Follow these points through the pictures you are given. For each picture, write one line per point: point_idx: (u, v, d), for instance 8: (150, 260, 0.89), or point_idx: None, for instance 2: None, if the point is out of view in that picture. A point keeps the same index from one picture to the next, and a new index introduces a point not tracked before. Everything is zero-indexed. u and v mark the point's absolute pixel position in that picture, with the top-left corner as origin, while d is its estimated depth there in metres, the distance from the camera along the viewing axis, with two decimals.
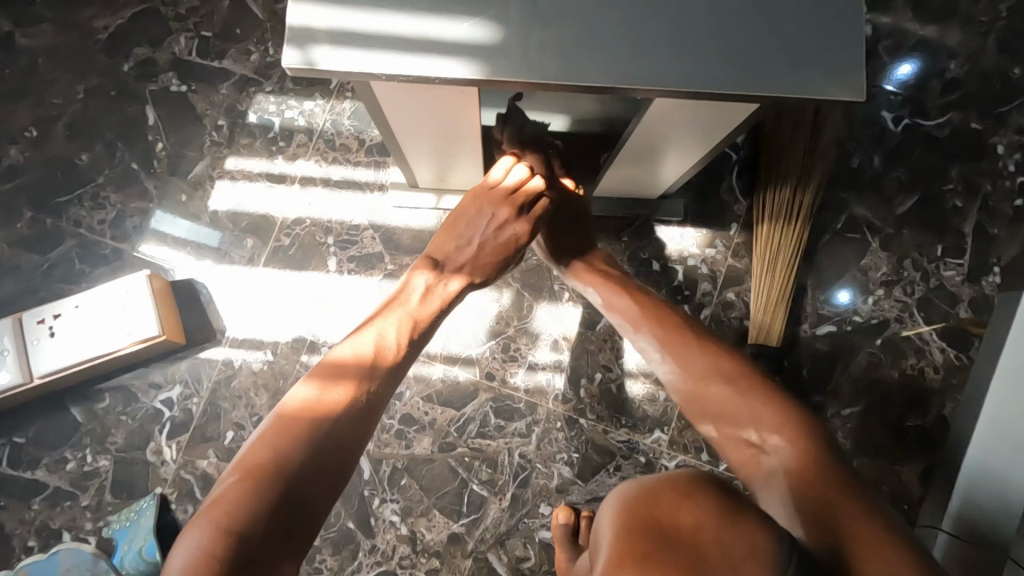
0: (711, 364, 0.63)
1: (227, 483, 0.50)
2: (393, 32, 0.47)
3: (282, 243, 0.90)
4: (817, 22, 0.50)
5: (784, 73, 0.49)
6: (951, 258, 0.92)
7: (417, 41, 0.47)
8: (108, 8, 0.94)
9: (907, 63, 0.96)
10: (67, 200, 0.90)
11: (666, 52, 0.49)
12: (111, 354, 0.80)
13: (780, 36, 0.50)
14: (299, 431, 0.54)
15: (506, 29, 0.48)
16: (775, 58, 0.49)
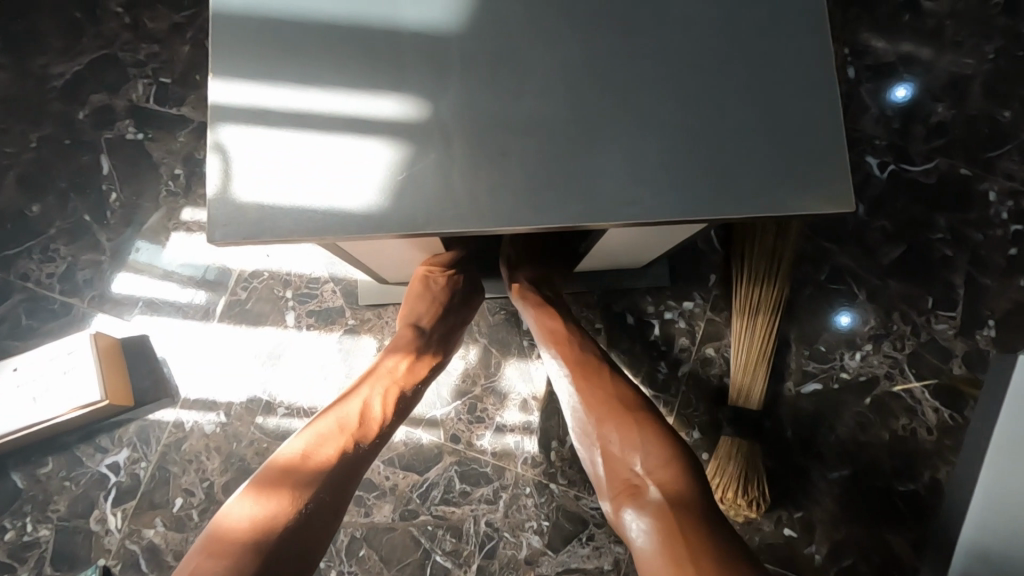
0: (615, 403, 0.63)
1: (195, 562, 0.48)
2: (313, 113, 0.45)
3: (238, 297, 0.86)
4: (785, 123, 0.48)
5: (745, 171, 0.47)
6: (942, 310, 0.87)
7: (348, 123, 0.45)
8: (66, 55, 0.91)
9: (902, 87, 0.93)
10: (16, 252, 0.86)
11: (607, 135, 0.47)
12: (52, 421, 0.76)
13: (746, 130, 0.48)
14: (277, 500, 0.52)
15: (443, 111, 0.45)
16: (738, 157, 0.47)
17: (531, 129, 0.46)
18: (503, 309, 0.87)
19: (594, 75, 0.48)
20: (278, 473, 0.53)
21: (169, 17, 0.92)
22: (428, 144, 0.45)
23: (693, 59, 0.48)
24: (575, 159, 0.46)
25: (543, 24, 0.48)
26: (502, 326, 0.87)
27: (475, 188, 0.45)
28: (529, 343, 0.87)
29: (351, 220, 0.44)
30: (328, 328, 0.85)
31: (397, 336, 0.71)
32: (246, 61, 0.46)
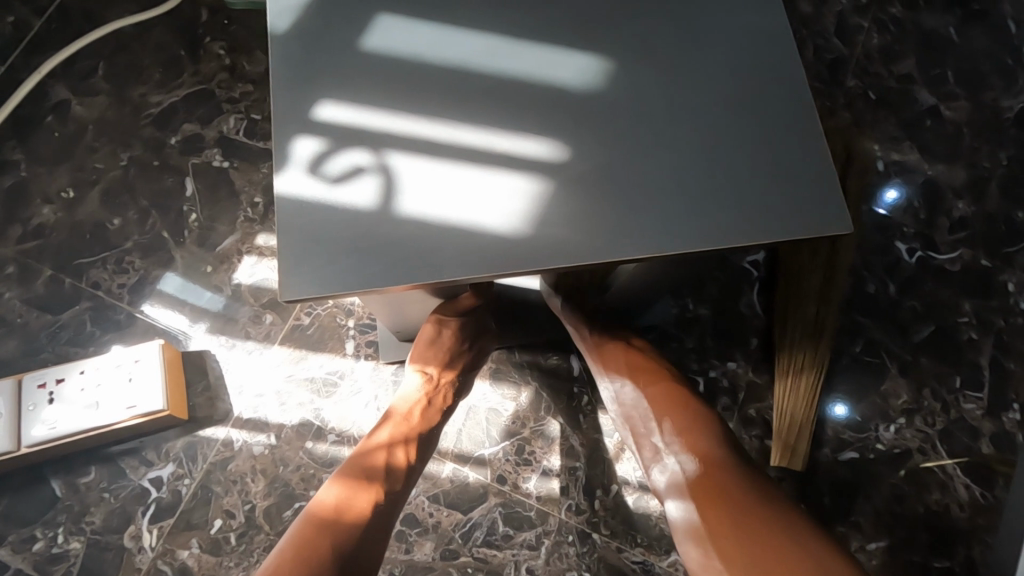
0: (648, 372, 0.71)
1: None
2: (460, 144, 0.47)
3: (301, 321, 0.88)
4: (800, 180, 0.48)
5: (752, 222, 0.47)
6: (970, 391, 0.92)
7: (406, 137, 0.47)
8: (163, 86, 0.98)
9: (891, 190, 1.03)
10: (90, 262, 0.89)
11: (719, 185, 0.48)
12: (110, 427, 0.76)
13: (765, 185, 0.48)
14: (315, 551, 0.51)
15: (496, 136, 0.47)
16: (749, 207, 0.48)
17: (660, 177, 0.48)
18: (554, 356, 0.90)
19: (715, 133, 0.49)
20: (310, 533, 0.53)
21: (265, 62, 1.00)
22: (567, 185, 0.47)
23: (805, 120, 0.50)
24: (692, 206, 0.47)
25: (672, 78, 0.50)
26: (553, 372, 0.89)
27: (601, 225, 0.46)
28: (579, 390, 0.88)
29: (487, 243, 0.45)
30: (386, 362, 0.87)
31: (413, 357, 0.68)
32: (325, 70, 0.48)
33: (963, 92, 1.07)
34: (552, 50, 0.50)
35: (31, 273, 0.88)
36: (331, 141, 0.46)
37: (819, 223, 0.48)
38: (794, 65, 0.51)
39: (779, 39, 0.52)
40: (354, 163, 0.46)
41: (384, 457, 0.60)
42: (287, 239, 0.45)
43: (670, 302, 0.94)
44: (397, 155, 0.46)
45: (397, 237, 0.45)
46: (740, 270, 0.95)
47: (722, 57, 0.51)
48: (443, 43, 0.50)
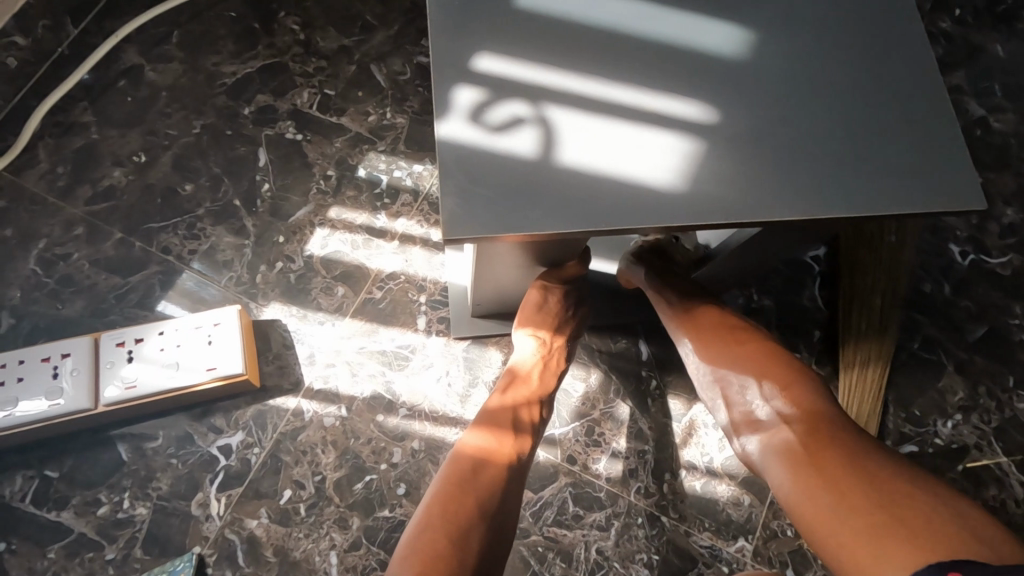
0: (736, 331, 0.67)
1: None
2: (614, 101, 0.48)
3: (373, 295, 0.88)
4: (937, 152, 0.50)
5: (894, 190, 0.49)
6: (1023, 390, 0.94)
7: (563, 91, 0.48)
8: (238, 58, 0.98)
9: None
10: (161, 226, 0.88)
11: (859, 154, 0.49)
12: (189, 389, 0.75)
13: (904, 156, 0.50)
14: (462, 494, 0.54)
15: (649, 95, 0.48)
16: (891, 176, 0.49)
17: (804, 142, 0.49)
18: (623, 339, 0.90)
19: (854, 105, 0.51)
20: (454, 487, 0.54)
21: (339, 39, 1.01)
22: (717, 145, 0.48)
23: (938, 98, 0.52)
24: (835, 173, 0.49)
25: (812, 52, 0.52)
26: (622, 355, 0.90)
27: (750, 186, 0.48)
28: (647, 374, 0.89)
29: (644, 196, 0.46)
30: (459, 338, 0.86)
31: (522, 322, 0.70)
32: (481, 26, 0.49)
33: (1010, 105, 1.11)
34: (696, 19, 0.51)
35: (101, 235, 0.87)
36: (489, 91, 0.47)
37: (957, 193, 0.49)
38: (924, 46, 0.53)
39: (908, 20, 0.54)
40: (513, 113, 0.47)
41: (512, 414, 0.63)
42: (451, 182, 0.45)
43: (732, 293, 0.96)
44: (555, 108, 0.47)
45: (558, 186, 0.46)
46: (801, 264, 0.97)
47: (855, 35, 0.53)
48: (594, 6, 0.51)
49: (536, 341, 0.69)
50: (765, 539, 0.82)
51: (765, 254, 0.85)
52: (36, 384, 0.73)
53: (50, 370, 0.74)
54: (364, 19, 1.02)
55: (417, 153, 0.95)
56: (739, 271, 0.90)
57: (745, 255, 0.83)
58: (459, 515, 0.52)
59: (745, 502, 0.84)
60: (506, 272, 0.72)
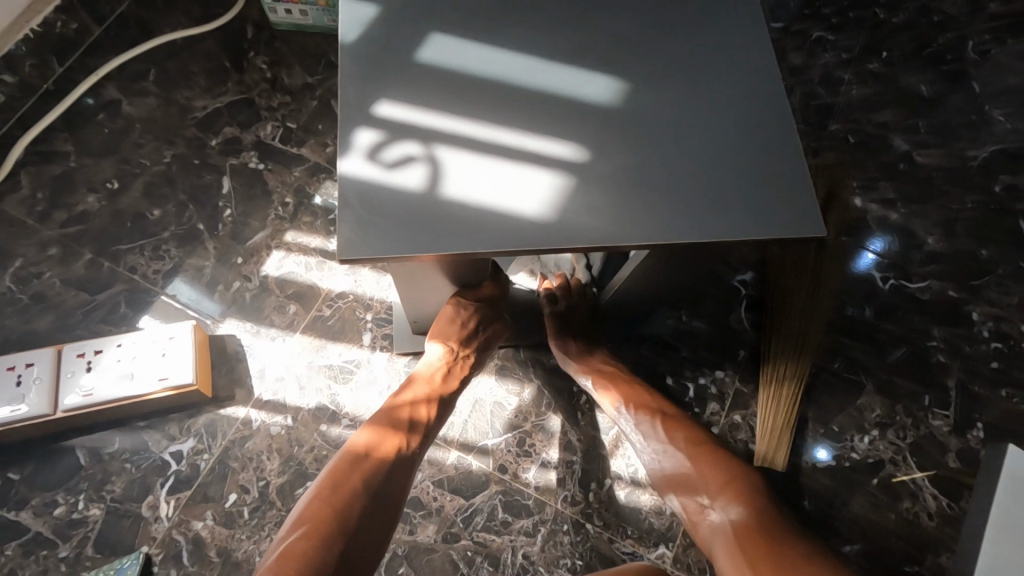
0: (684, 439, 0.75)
1: (292, 537, 0.56)
2: (497, 142, 0.55)
3: (322, 312, 0.95)
4: (789, 189, 0.57)
5: (748, 221, 0.55)
6: (938, 408, 0.99)
7: (452, 134, 0.55)
8: (209, 93, 1.08)
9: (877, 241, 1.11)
10: (129, 247, 0.96)
11: (716, 188, 0.56)
12: (142, 397, 0.81)
13: (759, 191, 0.56)
14: (347, 476, 0.62)
15: (529, 137, 0.56)
16: (745, 210, 0.56)
17: (667, 177, 0.56)
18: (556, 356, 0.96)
19: (710, 146, 0.58)
20: (340, 472, 0.63)
21: (303, 77, 1.10)
22: (587, 180, 0.55)
23: (790, 139, 0.59)
24: (692, 203, 0.56)
25: (681, 103, 0.59)
26: (555, 371, 0.96)
27: (617, 216, 0.54)
28: (578, 389, 0.95)
29: (520, 225, 0.53)
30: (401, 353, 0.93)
31: (436, 332, 0.79)
32: (385, 77, 0.57)
33: (935, 140, 1.18)
34: (576, 71, 0.59)
35: (72, 255, 0.95)
36: (388, 132, 0.55)
37: (808, 226, 0.55)
38: (779, 95, 0.60)
39: (765, 70, 0.61)
40: (406, 151, 0.54)
41: (408, 413, 0.71)
42: (350, 212, 0.52)
43: (668, 313, 1.03)
44: (444, 147, 0.54)
45: (442, 214, 0.53)
46: (730, 287, 1.04)
47: (716, 85, 0.60)
48: (486, 60, 0.59)
49: (444, 350, 0.78)
50: (684, 547, 0.87)
51: (689, 280, 0.90)
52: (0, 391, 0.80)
53: (15, 378, 0.80)
54: (328, 59, 1.12)
55: None
56: (668, 297, 0.95)
57: (665, 283, 0.88)
58: (340, 492, 0.61)
59: (667, 511, 0.88)
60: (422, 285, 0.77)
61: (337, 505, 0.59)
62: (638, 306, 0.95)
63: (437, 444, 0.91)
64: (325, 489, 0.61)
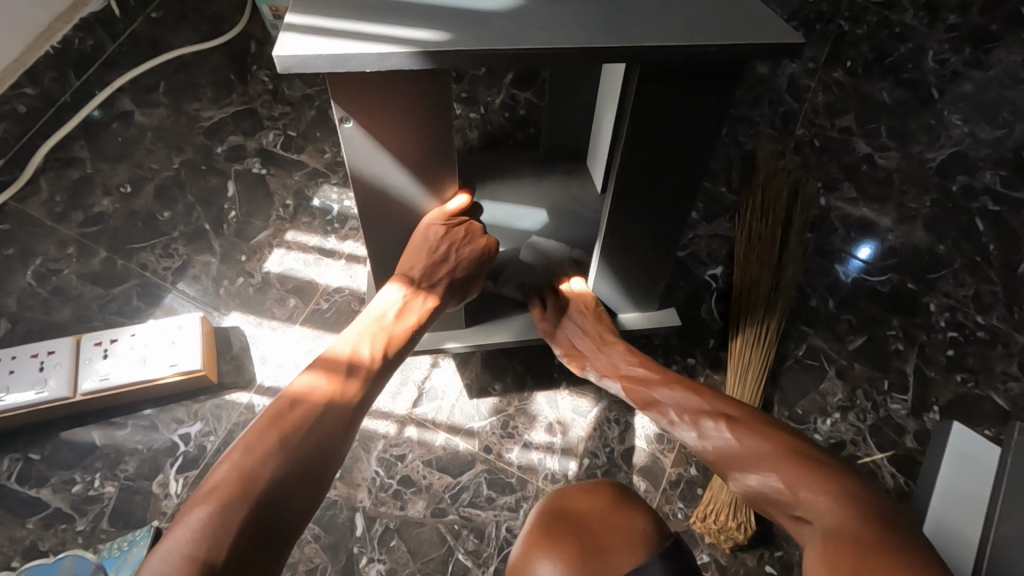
0: (750, 432, 0.70)
1: (197, 506, 0.55)
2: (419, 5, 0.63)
3: (320, 305, 1.02)
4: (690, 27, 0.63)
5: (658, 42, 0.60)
6: (896, 393, 1.06)
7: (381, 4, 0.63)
8: (215, 104, 1.16)
9: (867, 246, 1.18)
10: (141, 246, 1.03)
11: (621, 28, 0.62)
12: (153, 382, 0.88)
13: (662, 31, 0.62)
14: (274, 437, 0.61)
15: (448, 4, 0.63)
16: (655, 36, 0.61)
17: (577, 25, 0.62)
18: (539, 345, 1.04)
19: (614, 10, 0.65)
20: (268, 427, 0.62)
21: (302, 89, 1.19)
22: (501, 23, 0.62)
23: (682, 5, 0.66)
24: (604, 34, 0.61)
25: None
26: (538, 360, 1.04)
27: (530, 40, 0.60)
28: (559, 376, 1.02)
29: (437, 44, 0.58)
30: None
31: (410, 255, 0.81)
32: None
33: (894, 144, 1.26)
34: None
35: (89, 253, 1.02)
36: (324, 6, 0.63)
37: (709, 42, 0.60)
38: None
39: None
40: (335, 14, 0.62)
41: (349, 362, 0.73)
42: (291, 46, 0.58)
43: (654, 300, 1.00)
44: (373, 9, 0.62)
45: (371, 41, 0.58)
46: (701, 281, 1.12)
47: None
48: None
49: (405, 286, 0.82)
50: None
51: (668, 240, 0.87)
52: (24, 375, 0.87)
53: (38, 363, 0.87)
54: None
55: None
56: (651, 268, 0.92)
57: (642, 237, 0.86)
58: (262, 450, 0.60)
59: (641, 488, 0.94)
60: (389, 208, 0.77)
61: (253, 464, 0.58)
62: (620, 279, 0.93)
63: (426, 427, 0.98)
64: (245, 447, 0.60)
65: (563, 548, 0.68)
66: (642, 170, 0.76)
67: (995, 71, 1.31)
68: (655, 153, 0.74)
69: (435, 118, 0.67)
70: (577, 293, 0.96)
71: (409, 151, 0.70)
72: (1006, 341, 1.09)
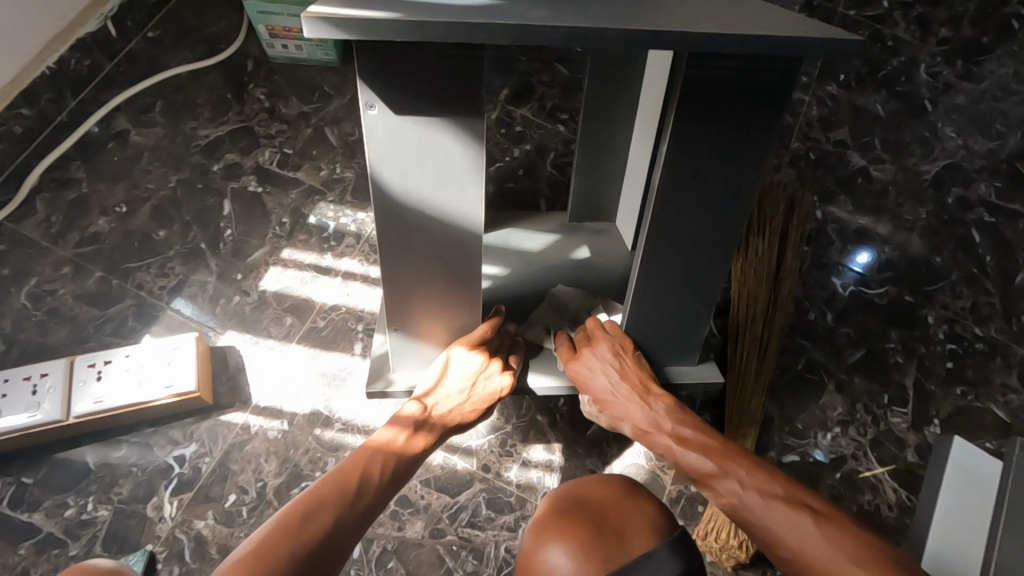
0: (824, 523, 0.63)
1: None
2: None
3: (317, 323, 1.01)
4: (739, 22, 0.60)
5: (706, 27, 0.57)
6: (896, 406, 1.05)
7: None
8: (212, 122, 1.16)
9: (864, 253, 1.19)
10: (136, 266, 1.03)
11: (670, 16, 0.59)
12: (148, 404, 0.87)
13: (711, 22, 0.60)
14: (293, 524, 0.60)
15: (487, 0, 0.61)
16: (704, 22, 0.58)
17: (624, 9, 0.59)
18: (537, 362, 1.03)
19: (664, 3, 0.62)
20: (291, 516, 0.61)
21: (299, 106, 1.19)
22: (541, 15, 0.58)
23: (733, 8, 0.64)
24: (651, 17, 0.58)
25: None
26: None
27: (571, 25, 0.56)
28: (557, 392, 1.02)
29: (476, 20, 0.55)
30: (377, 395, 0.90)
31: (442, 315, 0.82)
32: None
33: (888, 157, 1.27)
34: None
35: (84, 273, 1.02)
36: None
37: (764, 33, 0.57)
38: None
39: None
40: None
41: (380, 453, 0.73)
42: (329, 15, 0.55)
43: (687, 347, 0.93)
44: None
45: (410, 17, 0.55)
46: None
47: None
48: None
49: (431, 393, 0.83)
50: None
51: (708, 268, 0.82)
52: (18, 399, 0.86)
53: (31, 386, 0.87)
54: (322, 89, 1.22)
55: (361, 203, 1.11)
56: (687, 303, 0.86)
57: (680, 263, 0.81)
58: (285, 538, 0.59)
59: None
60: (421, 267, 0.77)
61: (271, 551, 0.57)
62: (653, 318, 0.87)
63: None
64: (267, 533, 0.59)
65: (576, 534, 0.68)
66: (685, 179, 0.72)
67: (987, 84, 1.28)
68: (700, 161, 0.70)
69: (465, 109, 0.62)
70: (617, 330, 0.89)
71: (442, 184, 0.68)
72: (1004, 353, 1.09)
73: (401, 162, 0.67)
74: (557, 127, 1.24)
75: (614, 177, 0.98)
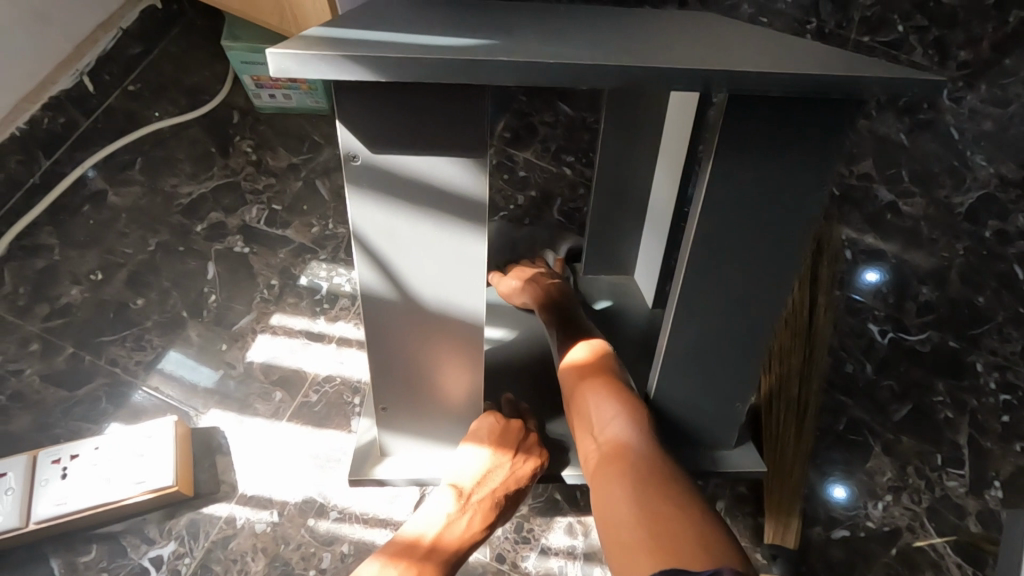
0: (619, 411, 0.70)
1: None
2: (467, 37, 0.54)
3: (309, 399, 0.92)
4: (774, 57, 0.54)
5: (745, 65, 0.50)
6: (951, 468, 0.95)
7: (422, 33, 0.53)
8: (194, 178, 1.09)
9: (872, 271, 1.10)
10: (110, 339, 0.94)
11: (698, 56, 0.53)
12: (118, 504, 0.78)
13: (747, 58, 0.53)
14: None
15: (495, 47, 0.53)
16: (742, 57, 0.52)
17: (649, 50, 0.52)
18: None
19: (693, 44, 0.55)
20: None
21: (288, 158, 1.13)
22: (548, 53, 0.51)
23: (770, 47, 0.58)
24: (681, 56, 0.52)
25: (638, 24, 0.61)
26: None
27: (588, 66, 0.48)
28: None
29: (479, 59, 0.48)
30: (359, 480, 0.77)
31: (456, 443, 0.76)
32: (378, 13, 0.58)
33: None
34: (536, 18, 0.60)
35: (54, 350, 0.93)
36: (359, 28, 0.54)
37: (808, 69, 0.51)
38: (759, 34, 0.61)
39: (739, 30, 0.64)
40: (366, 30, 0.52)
41: None
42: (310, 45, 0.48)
43: (729, 421, 0.82)
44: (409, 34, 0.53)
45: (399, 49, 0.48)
46: None
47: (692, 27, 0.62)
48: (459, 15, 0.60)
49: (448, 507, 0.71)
50: None
51: (756, 327, 0.72)
52: None
53: None
54: (312, 138, 1.15)
55: None
56: (729, 371, 0.76)
57: (721, 320, 0.71)
58: None
59: None
60: (407, 354, 0.69)
61: None
62: (689, 371, 0.75)
63: None
64: None
65: None
66: (724, 223, 0.63)
67: None
68: (741, 200, 0.62)
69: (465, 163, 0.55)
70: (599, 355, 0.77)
71: (420, 243, 0.61)
72: None
73: (388, 224, 0.59)
74: (564, 171, 1.17)
75: (634, 226, 0.92)
